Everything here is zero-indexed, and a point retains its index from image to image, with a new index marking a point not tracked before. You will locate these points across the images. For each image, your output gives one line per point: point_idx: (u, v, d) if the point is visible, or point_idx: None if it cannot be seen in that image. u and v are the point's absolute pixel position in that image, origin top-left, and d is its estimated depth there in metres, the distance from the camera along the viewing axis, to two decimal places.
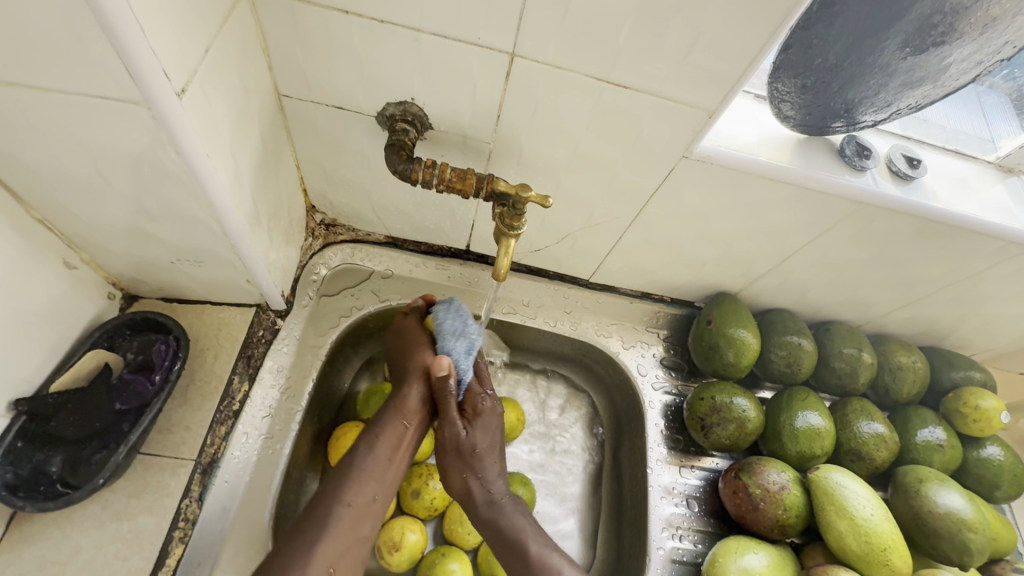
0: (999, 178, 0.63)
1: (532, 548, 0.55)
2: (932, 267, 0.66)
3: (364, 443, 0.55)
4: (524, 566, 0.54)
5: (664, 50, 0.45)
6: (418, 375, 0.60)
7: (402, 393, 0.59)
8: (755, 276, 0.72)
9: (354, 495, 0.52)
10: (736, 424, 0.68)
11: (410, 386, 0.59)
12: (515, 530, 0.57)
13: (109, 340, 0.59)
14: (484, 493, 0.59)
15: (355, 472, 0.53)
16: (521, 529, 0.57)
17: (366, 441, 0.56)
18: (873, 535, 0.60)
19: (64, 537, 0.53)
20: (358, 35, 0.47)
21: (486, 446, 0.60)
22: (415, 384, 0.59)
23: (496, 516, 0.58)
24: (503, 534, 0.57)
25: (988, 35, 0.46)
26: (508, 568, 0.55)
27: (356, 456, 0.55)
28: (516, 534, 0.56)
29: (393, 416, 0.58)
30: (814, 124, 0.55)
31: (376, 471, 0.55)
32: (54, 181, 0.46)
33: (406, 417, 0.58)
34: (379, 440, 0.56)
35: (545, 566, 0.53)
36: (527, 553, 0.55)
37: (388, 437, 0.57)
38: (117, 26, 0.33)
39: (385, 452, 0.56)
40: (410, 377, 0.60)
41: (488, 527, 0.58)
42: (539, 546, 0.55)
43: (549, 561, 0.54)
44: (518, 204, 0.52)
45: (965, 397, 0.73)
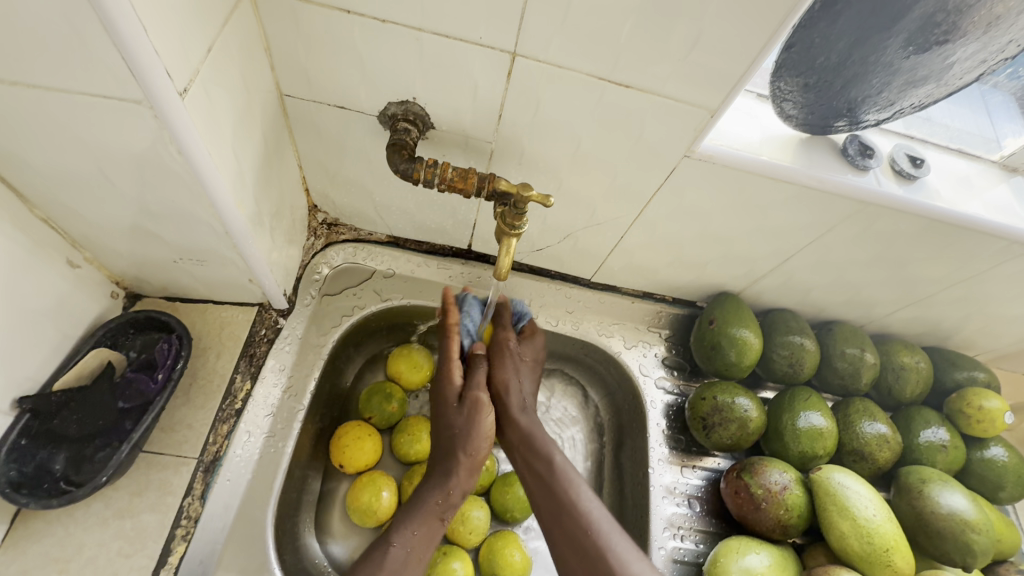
0: (1003, 177, 0.63)
1: (556, 458, 0.63)
2: (935, 267, 0.66)
3: (398, 538, 0.57)
4: (548, 470, 0.62)
5: (665, 49, 0.45)
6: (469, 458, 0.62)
7: (439, 478, 0.62)
8: (757, 276, 0.72)
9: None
10: (738, 424, 0.68)
11: (448, 472, 0.62)
12: (546, 443, 0.64)
13: (113, 339, 0.59)
14: (519, 398, 0.67)
15: (388, 571, 0.54)
16: (547, 440, 0.64)
17: (401, 535, 0.57)
18: (875, 536, 0.60)
19: (67, 535, 0.53)
20: (360, 35, 0.47)
21: (531, 359, 0.69)
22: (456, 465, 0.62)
23: (531, 425, 0.65)
24: (532, 442, 0.64)
25: (992, 34, 0.45)
26: (532, 471, 0.63)
27: (387, 554, 0.55)
28: (544, 447, 0.63)
29: (428, 514, 0.60)
30: (816, 123, 0.55)
31: (405, 572, 0.55)
32: (58, 181, 0.47)
33: (442, 511, 0.61)
34: (413, 537, 0.58)
35: (568, 477, 0.61)
36: (553, 459, 0.62)
37: (421, 535, 0.58)
38: (120, 26, 0.33)
39: (416, 551, 0.57)
40: (463, 471, 0.62)
41: (517, 435, 0.65)
42: (564, 460, 0.63)
43: (569, 471, 0.62)
44: (519, 203, 0.52)
45: (968, 397, 0.73)
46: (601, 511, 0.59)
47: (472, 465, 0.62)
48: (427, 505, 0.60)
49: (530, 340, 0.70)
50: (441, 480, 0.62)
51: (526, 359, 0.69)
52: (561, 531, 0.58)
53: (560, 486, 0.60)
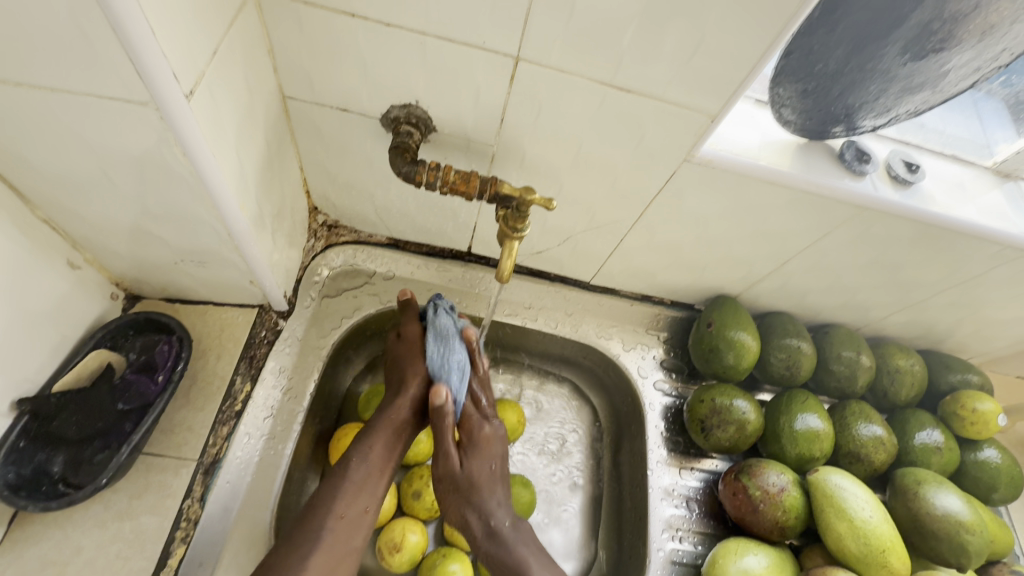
0: (995, 183, 0.64)
1: (518, 549, 0.58)
2: (929, 271, 0.66)
3: (357, 456, 0.57)
4: None
5: (666, 55, 0.45)
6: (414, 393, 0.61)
7: (393, 402, 0.60)
8: (755, 279, 0.72)
9: (346, 506, 0.54)
10: (736, 426, 0.69)
11: (403, 394, 0.60)
12: (517, 560, 0.57)
13: (112, 340, 0.59)
14: (478, 480, 0.61)
15: (348, 485, 0.55)
16: (513, 535, 0.59)
17: (358, 452, 0.57)
18: (871, 537, 0.60)
19: (65, 537, 0.53)
20: (363, 38, 0.48)
21: (490, 443, 0.64)
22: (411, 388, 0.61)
23: (490, 519, 0.60)
24: (498, 542, 0.58)
25: (986, 42, 0.46)
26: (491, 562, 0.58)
27: (349, 468, 0.56)
28: (512, 551, 0.58)
29: (386, 430, 0.59)
30: (814, 128, 0.55)
31: (366, 484, 0.56)
32: (60, 182, 0.47)
33: (399, 431, 0.60)
34: (371, 454, 0.57)
35: (523, 566, 0.56)
36: (512, 546, 0.58)
37: (379, 450, 0.58)
38: (128, 28, 0.33)
39: (378, 464, 0.57)
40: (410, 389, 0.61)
41: (479, 522, 0.60)
42: (529, 548, 0.58)
43: None
44: (521, 207, 0.52)
45: (963, 400, 0.74)
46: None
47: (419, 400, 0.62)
48: (386, 414, 0.60)
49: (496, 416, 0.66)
50: (392, 400, 0.61)
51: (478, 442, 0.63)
52: None
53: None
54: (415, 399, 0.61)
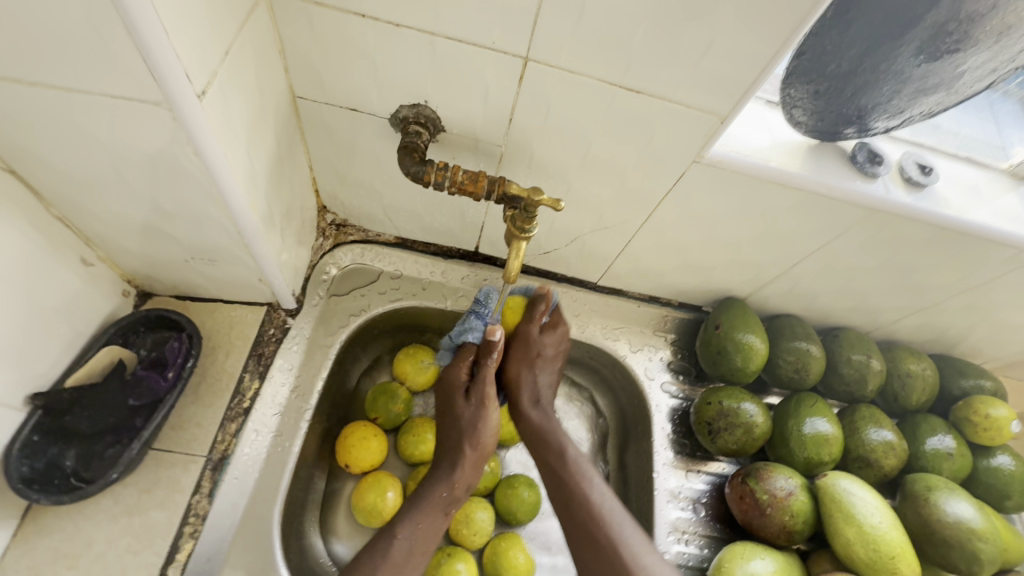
0: (1011, 186, 0.63)
1: (568, 451, 0.63)
2: (943, 274, 0.66)
3: (405, 531, 0.57)
4: (572, 488, 0.60)
5: (676, 56, 0.45)
6: (473, 461, 0.62)
7: (451, 479, 0.61)
8: (764, 281, 0.72)
9: None
10: (744, 429, 0.68)
11: (461, 473, 0.61)
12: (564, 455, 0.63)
13: (123, 336, 0.60)
14: (533, 393, 0.67)
15: (390, 563, 0.54)
16: (563, 437, 0.65)
17: (407, 527, 0.57)
18: (880, 543, 0.60)
19: (75, 531, 0.54)
20: (373, 38, 0.48)
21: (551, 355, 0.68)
22: (465, 471, 0.61)
23: (543, 421, 0.66)
24: (544, 436, 0.65)
25: (1003, 43, 0.46)
26: (548, 466, 0.63)
27: (394, 542, 0.56)
28: (557, 441, 0.64)
29: (436, 506, 0.60)
30: (826, 130, 0.55)
31: (407, 566, 0.55)
32: (73, 180, 0.47)
33: (448, 507, 0.60)
34: (419, 530, 0.57)
35: (578, 468, 0.61)
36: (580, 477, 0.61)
37: (426, 526, 0.58)
38: (143, 31, 0.33)
39: (421, 543, 0.57)
40: (469, 462, 0.62)
41: (529, 427, 0.66)
42: (576, 453, 0.63)
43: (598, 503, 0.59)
44: (529, 207, 0.52)
45: (975, 405, 0.73)
46: (610, 501, 0.60)
47: (479, 455, 0.63)
48: (440, 492, 0.61)
49: (553, 332, 0.68)
50: (448, 473, 0.61)
51: (548, 354, 0.68)
52: (587, 549, 0.57)
53: (571, 477, 0.61)
54: (472, 476, 0.62)
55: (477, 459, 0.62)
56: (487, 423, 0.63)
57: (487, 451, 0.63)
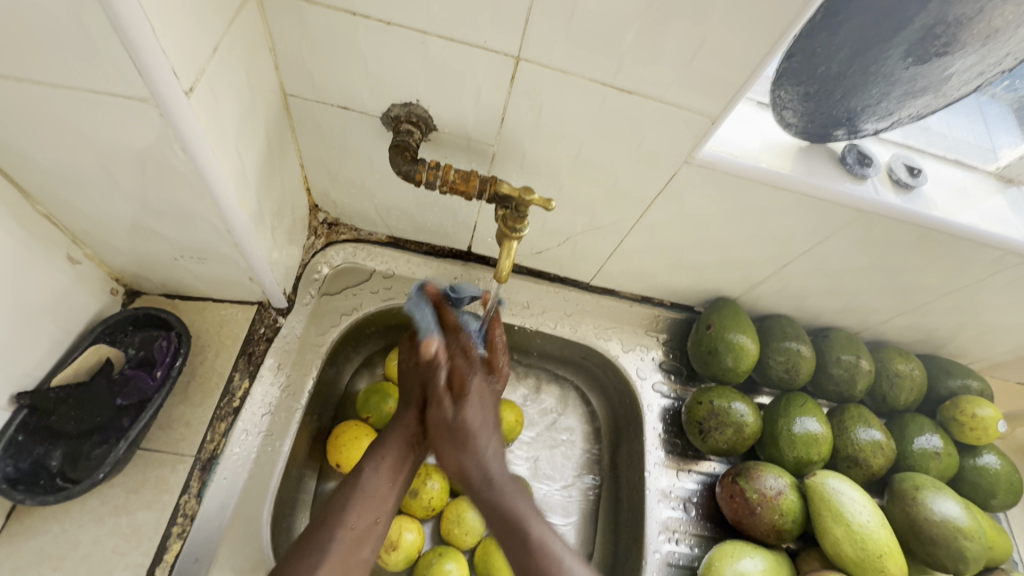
0: (998, 188, 0.63)
1: (532, 532, 0.54)
2: (931, 275, 0.66)
3: (370, 466, 0.59)
4: (528, 547, 0.53)
5: (667, 56, 0.45)
6: (428, 395, 0.63)
7: (407, 414, 0.63)
8: (755, 282, 0.72)
9: (355, 518, 0.55)
10: (734, 429, 0.68)
11: (415, 406, 0.63)
12: (516, 512, 0.56)
13: (112, 335, 0.59)
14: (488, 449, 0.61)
15: (359, 495, 0.56)
16: (522, 510, 0.56)
17: (371, 462, 0.59)
18: (868, 541, 0.60)
19: (62, 531, 0.53)
20: (364, 35, 0.47)
21: (479, 425, 0.61)
22: (419, 404, 0.63)
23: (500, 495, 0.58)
24: (507, 515, 0.56)
25: (990, 46, 0.46)
26: (509, 546, 0.54)
27: (362, 477, 0.58)
28: (518, 518, 0.56)
29: (400, 438, 0.61)
30: (816, 131, 0.55)
31: (378, 495, 0.57)
32: (60, 177, 0.47)
33: (411, 440, 0.62)
34: (384, 462, 0.59)
35: (545, 548, 0.53)
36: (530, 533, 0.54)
37: (391, 460, 0.60)
38: (130, 27, 0.33)
39: (388, 475, 0.59)
40: (423, 394, 0.63)
41: (474, 463, 0.60)
42: (546, 531, 0.55)
43: (548, 544, 0.53)
44: (520, 207, 0.52)
45: (962, 405, 0.73)
46: None
47: (433, 387, 0.63)
48: (399, 426, 0.62)
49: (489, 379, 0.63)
50: (406, 410, 0.63)
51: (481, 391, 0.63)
52: None
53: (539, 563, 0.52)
54: (429, 410, 0.63)
55: (432, 394, 0.64)
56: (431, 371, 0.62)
57: (437, 386, 0.63)
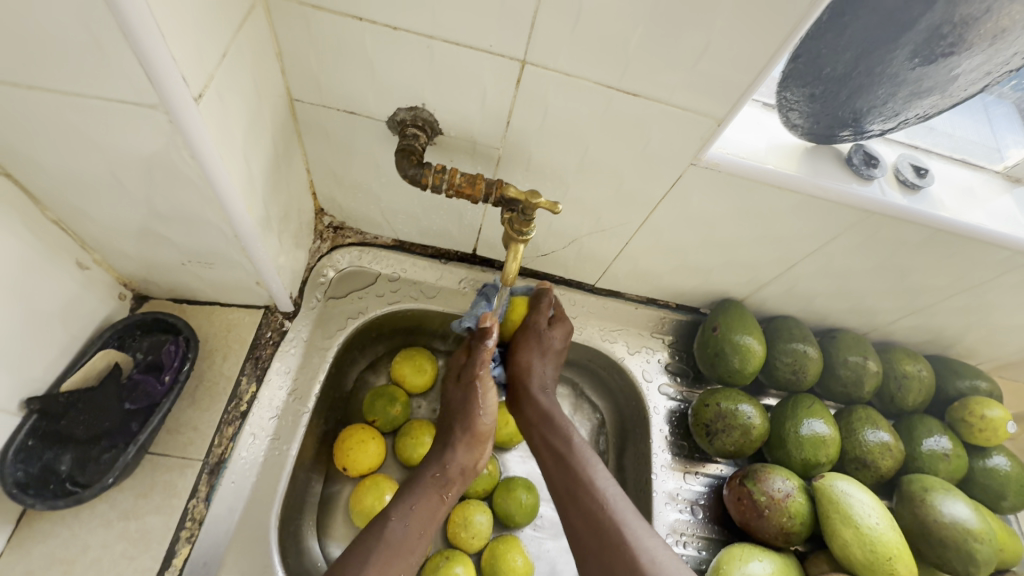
0: (1005, 188, 0.63)
1: (593, 475, 0.58)
2: (938, 276, 0.66)
3: (398, 513, 0.55)
4: (580, 487, 0.58)
5: (673, 59, 0.45)
6: (467, 443, 0.62)
7: (443, 463, 0.61)
8: (761, 283, 0.72)
9: (379, 567, 0.51)
10: (742, 431, 0.68)
11: (450, 453, 0.61)
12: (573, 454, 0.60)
13: (119, 340, 0.60)
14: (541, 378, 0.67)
15: (383, 545, 0.52)
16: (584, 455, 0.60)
17: (400, 510, 0.56)
18: (877, 544, 0.60)
19: (72, 536, 0.53)
20: (371, 40, 0.48)
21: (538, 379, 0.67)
22: (456, 449, 0.62)
23: (564, 443, 0.61)
24: (563, 457, 0.60)
25: (997, 46, 0.46)
26: (559, 478, 0.60)
27: (387, 525, 0.54)
28: (578, 462, 0.59)
29: (432, 488, 0.59)
30: (822, 132, 0.55)
31: (404, 547, 0.54)
32: (69, 183, 0.47)
33: (443, 490, 0.60)
34: (413, 513, 0.56)
35: (598, 488, 0.57)
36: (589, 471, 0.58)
37: (421, 510, 0.57)
38: (140, 34, 0.33)
39: (418, 526, 0.56)
40: (463, 440, 0.62)
41: (535, 408, 0.65)
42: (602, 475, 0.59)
43: (601, 486, 0.57)
44: (527, 210, 0.51)
45: (971, 406, 0.73)
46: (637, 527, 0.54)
47: (475, 435, 0.62)
48: (433, 477, 0.60)
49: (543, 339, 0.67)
50: (441, 453, 0.62)
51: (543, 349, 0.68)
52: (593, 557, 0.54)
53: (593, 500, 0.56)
54: (467, 457, 0.62)
55: (472, 438, 0.62)
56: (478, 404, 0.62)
57: (483, 433, 0.62)
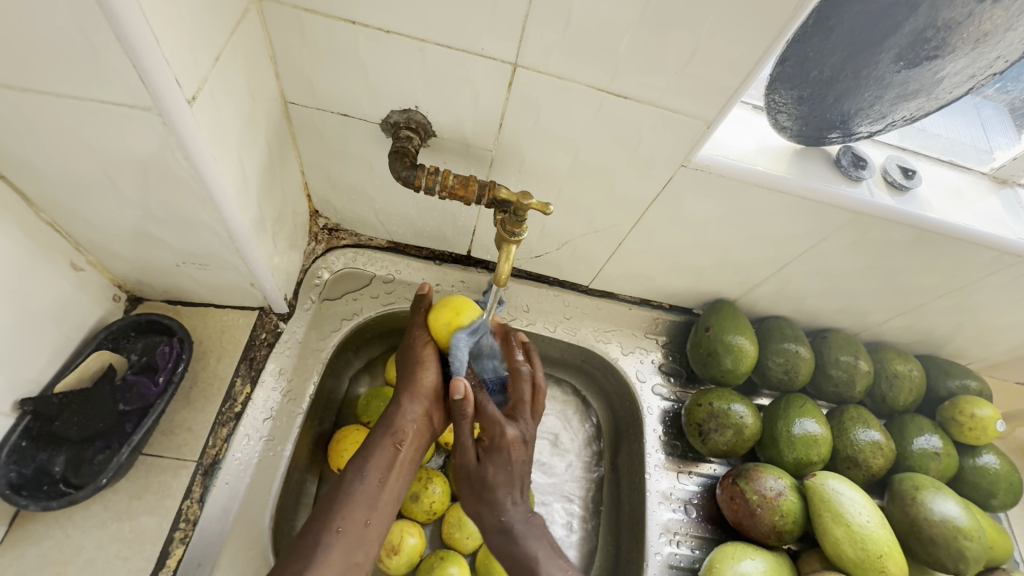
0: (992, 189, 0.64)
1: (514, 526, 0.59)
2: (927, 276, 0.67)
3: (354, 469, 0.54)
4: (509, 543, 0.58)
5: (663, 62, 0.46)
6: (416, 394, 0.59)
7: (395, 412, 0.58)
8: (753, 284, 0.72)
9: (343, 521, 0.51)
10: (734, 430, 0.69)
11: (403, 406, 0.58)
12: (503, 515, 0.59)
13: (114, 342, 0.60)
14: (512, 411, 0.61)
15: (345, 500, 0.53)
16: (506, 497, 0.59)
17: (356, 464, 0.55)
18: (868, 542, 0.60)
19: (65, 537, 0.53)
20: (363, 44, 0.48)
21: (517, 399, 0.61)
22: (407, 404, 0.58)
23: (489, 501, 0.59)
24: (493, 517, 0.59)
25: (980, 50, 0.47)
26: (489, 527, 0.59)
27: (347, 482, 0.54)
28: (503, 520, 0.58)
29: (386, 438, 0.57)
30: (810, 134, 0.56)
31: (365, 498, 0.53)
32: (63, 185, 0.47)
33: (397, 440, 0.57)
34: (370, 464, 0.55)
35: (532, 553, 0.57)
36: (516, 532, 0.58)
37: (377, 462, 0.55)
38: (134, 38, 0.34)
39: (376, 476, 0.55)
40: (406, 395, 0.59)
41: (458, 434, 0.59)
42: (517, 518, 0.59)
43: (530, 548, 0.58)
44: (518, 211, 0.52)
45: (961, 405, 0.74)
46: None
47: (418, 386, 0.59)
48: (386, 426, 0.58)
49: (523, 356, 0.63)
50: (394, 409, 0.58)
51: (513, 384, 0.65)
52: None
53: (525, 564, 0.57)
54: (415, 408, 0.59)
55: (424, 392, 0.59)
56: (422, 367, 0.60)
57: (427, 384, 0.59)
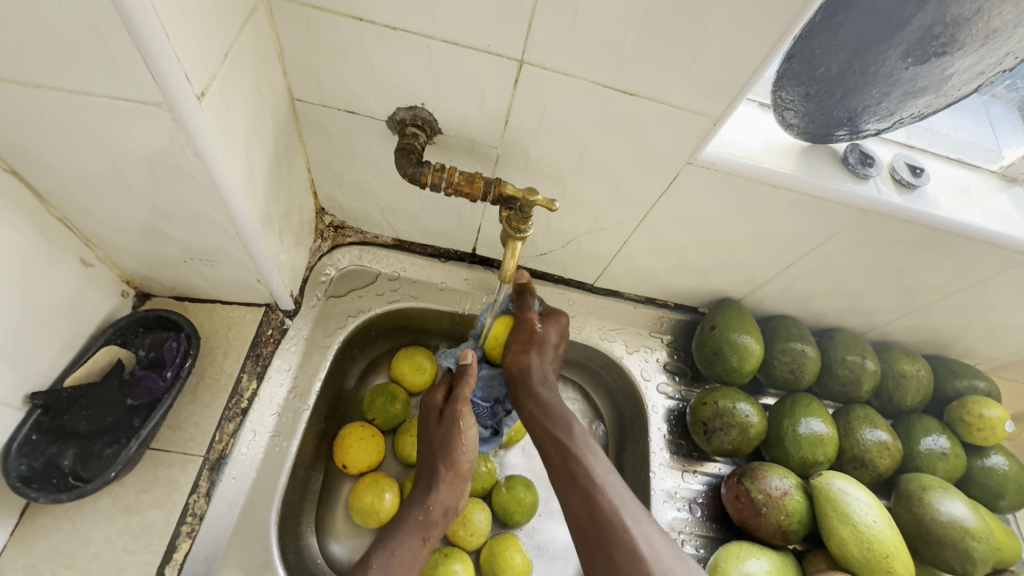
0: (1001, 188, 0.63)
1: (574, 427, 0.62)
2: (935, 275, 0.66)
3: (382, 557, 0.54)
4: (565, 437, 0.61)
5: (669, 58, 0.46)
6: (450, 484, 0.61)
7: (427, 502, 0.60)
8: (759, 282, 0.72)
9: None
10: (739, 429, 0.68)
11: (438, 492, 0.60)
12: (560, 412, 0.63)
13: (123, 336, 0.60)
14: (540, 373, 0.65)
15: None
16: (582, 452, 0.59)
17: (381, 556, 0.54)
18: (875, 542, 0.60)
19: (73, 530, 0.54)
20: (371, 41, 0.48)
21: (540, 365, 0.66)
22: (441, 489, 0.60)
23: (547, 398, 0.64)
24: (549, 411, 0.63)
25: (990, 46, 0.47)
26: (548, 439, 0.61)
27: (370, 571, 0.53)
28: (561, 413, 0.63)
29: (415, 531, 0.58)
30: (818, 132, 0.56)
31: None
32: (74, 181, 0.48)
33: (426, 532, 0.59)
34: (394, 559, 0.55)
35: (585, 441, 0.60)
36: (572, 427, 0.61)
37: (403, 554, 0.56)
38: (144, 34, 0.34)
39: (400, 570, 0.54)
40: (445, 482, 0.61)
41: (538, 406, 0.63)
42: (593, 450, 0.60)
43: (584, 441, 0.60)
44: (524, 207, 0.52)
45: (969, 405, 0.73)
46: (611, 476, 0.58)
47: (457, 472, 0.61)
48: (416, 516, 0.59)
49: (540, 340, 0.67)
50: (424, 495, 0.60)
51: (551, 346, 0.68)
52: (574, 494, 0.57)
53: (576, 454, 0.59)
54: (449, 497, 0.61)
55: (455, 478, 0.61)
56: (457, 442, 0.61)
57: (464, 470, 0.61)
